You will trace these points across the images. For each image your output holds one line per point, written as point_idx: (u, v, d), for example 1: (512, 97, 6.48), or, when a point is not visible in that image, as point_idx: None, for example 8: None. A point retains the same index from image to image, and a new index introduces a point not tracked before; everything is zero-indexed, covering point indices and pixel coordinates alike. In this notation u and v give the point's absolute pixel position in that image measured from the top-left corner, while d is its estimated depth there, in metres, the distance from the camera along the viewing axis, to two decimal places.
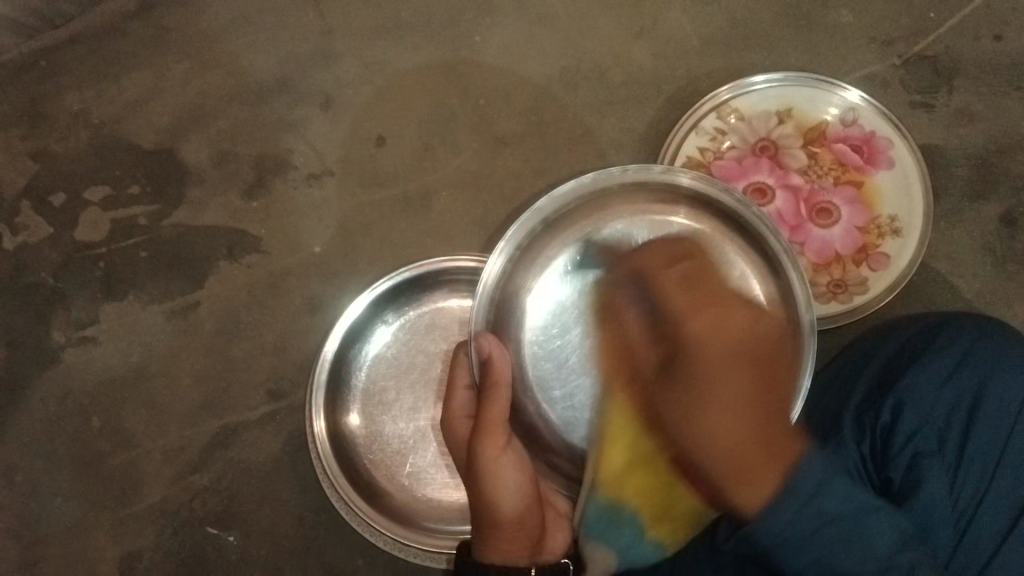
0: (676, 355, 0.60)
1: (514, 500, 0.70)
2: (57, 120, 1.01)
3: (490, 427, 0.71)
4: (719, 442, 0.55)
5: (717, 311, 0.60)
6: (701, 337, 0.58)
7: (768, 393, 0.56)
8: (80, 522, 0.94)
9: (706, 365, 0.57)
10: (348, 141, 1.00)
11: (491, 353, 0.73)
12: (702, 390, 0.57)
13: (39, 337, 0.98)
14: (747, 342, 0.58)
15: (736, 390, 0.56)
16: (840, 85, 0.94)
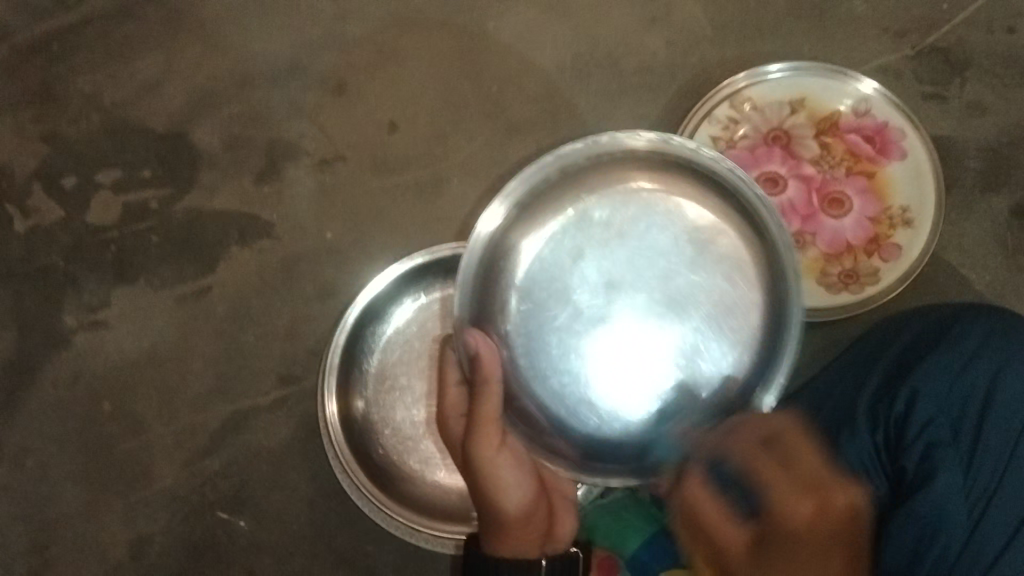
0: (773, 545, 0.59)
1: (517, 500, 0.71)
2: (67, 103, 1.01)
3: (483, 427, 0.71)
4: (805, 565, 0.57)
5: (813, 501, 0.60)
6: (795, 534, 0.59)
7: (832, 561, 0.57)
8: (91, 505, 0.95)
9: (801, 560, 0.57)
10: (361, 127, 1.00)
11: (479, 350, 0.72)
12: (785, 567, 0.57)
13: (50, 321, 0.98)
14: (825, 517, 0.59)
15: (817, 566, 0.57)
16: (853, 75, 0.94)
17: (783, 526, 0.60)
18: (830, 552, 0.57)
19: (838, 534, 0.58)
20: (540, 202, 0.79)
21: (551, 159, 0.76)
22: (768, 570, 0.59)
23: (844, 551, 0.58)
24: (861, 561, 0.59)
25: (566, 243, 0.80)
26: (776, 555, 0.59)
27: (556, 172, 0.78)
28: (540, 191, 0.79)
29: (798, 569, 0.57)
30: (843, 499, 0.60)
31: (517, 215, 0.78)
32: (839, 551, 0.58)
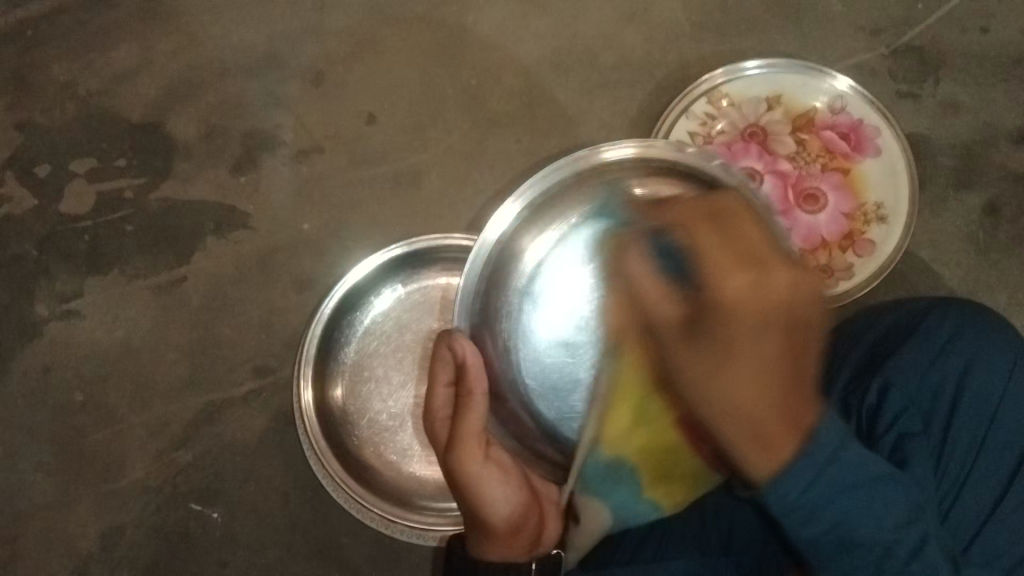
0: (707, 328, 0.54)
1: (505, 508, 0.72)
2: (42, 92, 1.00)
3: (467, 440, 0.73)
4: (750, 409, 0.52)
5: (746, 272, 0.52)
6: (723, 307, 0.52)
7: (796, 388, 0.52)
8: (61, 496, 0.94)
9: (741, 343, 0.52)
10: (338, 118, 0.99)
11: (465, 358, 0.74)
12: (725, 357, 0.53)
13: (21, 310, 0.97)
14: (770, 311, 0.51)
15: (773, 368, 0.51)
16: (830, 73, 0.95)
17: (718, 295, 0.53)
18: (722, 340, 0.53)
19: (773, 313, 0.51)
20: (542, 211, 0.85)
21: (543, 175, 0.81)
22: (702, 393, 0.55)
23: (788, 332, 0.51)
24: (802, 353, 0.52)
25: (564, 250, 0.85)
26: (704, 340, 0.54)
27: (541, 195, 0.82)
28: (544, 199, 0.84)
29: (749, 418, 0.52)
30: (798, 293, 0.51)
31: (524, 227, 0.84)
32: (784, 327, 0.51)
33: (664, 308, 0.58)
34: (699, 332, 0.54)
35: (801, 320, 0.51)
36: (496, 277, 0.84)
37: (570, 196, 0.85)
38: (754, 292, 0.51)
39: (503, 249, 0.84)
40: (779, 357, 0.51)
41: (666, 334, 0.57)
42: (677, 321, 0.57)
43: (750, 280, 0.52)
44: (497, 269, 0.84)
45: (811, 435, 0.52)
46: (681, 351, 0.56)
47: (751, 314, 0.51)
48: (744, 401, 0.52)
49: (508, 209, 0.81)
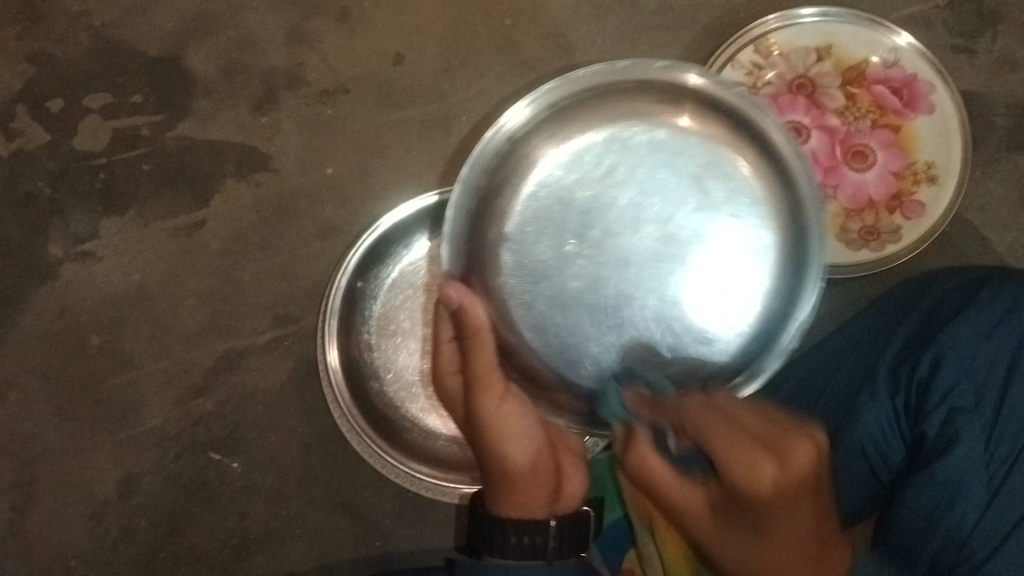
0: (745, 506, 0.57)
1: (523, 455, 0.69)
2: (56, 20, 0.95)
3: (481, 379, 0.69)
4: (749, 570, 0.57)
5: (773, 458, 0.55)
6: (764, 501, 0.55)
7: (814, 538, 0.55)
8: (76, 442, 0.91)
9: (772, 514, 0.55)
10: (365, 57, 0.94)
11: (462, 302, 0.68)
12: (762, 540, 0.56)
13: (34, 249, 0.93)
14: (784, 488, 0.55)
15: (797, 549, 0.55)
16: (886, 26, 0.90)
17: (756, 507, 0.56)
18: (753, 456, 0.55)
19: (806, 490, 0.55)
20: (574, 114, 0.74)
21: (580, 74, 0.72)
22: (715, 547, 0.60)
23: (817, 495, 0.55)
24: (825, 498, 0.56)
25: (591, 174, 0.74)
26: (735, 526, 0.58)
27: (555, 104, 0.74)
28: (569, 102, 0.74)
29: (737, 539, 0.58)
30: (802, 462, 0.55)
31: (530, 134, 0.74)
32: (815, 493, 0.55)
33: (675, 495, 0.62)
34: (720, 517, 0.60)
35: (784, 541, 0.55)
36: (484, 197, 0.74)
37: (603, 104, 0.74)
38: (779, 479, 0.55)
39: (502, 151, 0.73)
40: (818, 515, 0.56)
41: (694, 524, 0.61)
42: (704, 506, 0.61)
43: (775, 462, 0.55)
44: (486, 192, 0.74)
45: (851, 572, 0.55)
46: (703, 533, 0.61)
47: (784, 497, 0.55)
48: (751, 568, 0.57)
49: (515, 114, 0.72)
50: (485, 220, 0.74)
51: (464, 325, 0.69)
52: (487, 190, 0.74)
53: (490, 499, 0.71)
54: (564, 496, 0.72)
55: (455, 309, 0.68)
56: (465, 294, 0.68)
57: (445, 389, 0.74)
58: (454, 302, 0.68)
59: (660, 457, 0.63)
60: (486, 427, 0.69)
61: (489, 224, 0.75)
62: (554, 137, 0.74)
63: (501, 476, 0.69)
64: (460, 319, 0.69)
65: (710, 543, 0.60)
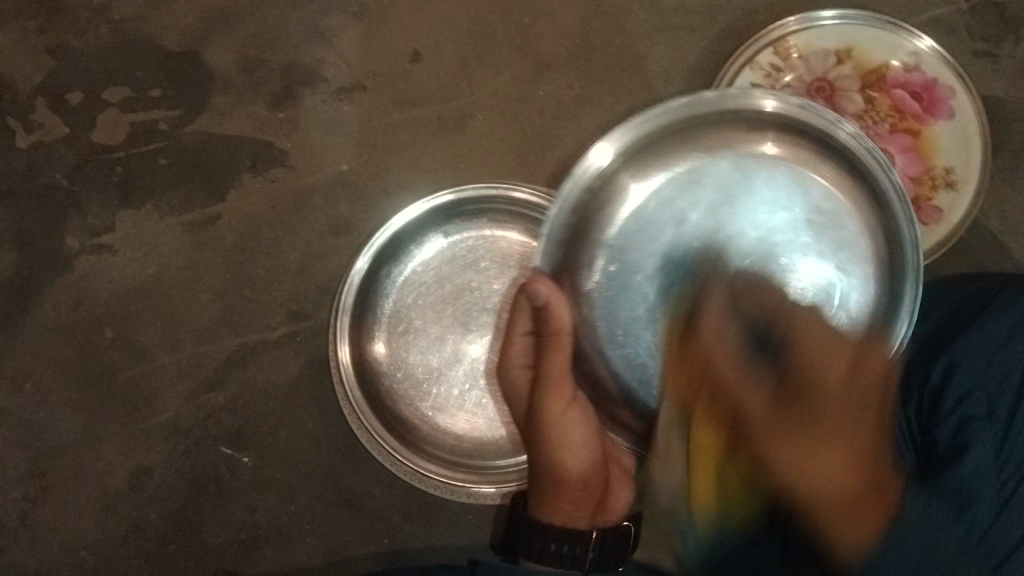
0: (803, 395, 0.51)
1: (581, 467, 0.70)
2: (77, 14, 0.96)
3: (552, 382, 0.69)
4: (820, 488, 0.49)
5: (847, 355, 0.51)
6: (831, 387, 0.50)
7: (879, 431, 0.50)
8: (90, 433, 0.92)
9: (833, 408, 0.50)
10: (382, 54, 0.95)
11: (548, 301, 0.66)
12: (810, 432, 0.50)
13: (51, 242, 0.94)
14: (857, 385, 0.50)
15: (853, 449, 0.49)
16: (907, 29, 0.89)
17: (813, 374, 0.51)
18: (786, 415, 0.52)
19: (867, 396, 0.50)
20: (666, 148, 0.76)
21: (669, 110, 0.73)
22: (793, 478, 0.50)
23: (879, 418, 0.50)
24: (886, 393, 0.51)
25: (670, 204, 0.76)
26: (791, 423, 0.51)
27: (655, 134, 0.75)
28: (656, 138, 0.75)
29: (802, 466, 0.50)
30: (866, 415, 0.50)
31: (619, 169, 0.75)
32: (878, 410, 0.50)
33: (752, 400, 0.55)
34: (798, 391, 0.52)
35: (852, 442, 0.49)
36: (576, 226, 0.75)
37: (696, 128, 0.75)
38: (853, 377, 0.50)
39: (593, 187, 0.75)
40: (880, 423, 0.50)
41: (753, 426, 0.54)
42: (765, 396, 0.54)
43: (849, 364, 0.50)
44: (582, 215, 0.75)
45: (899, 522, 0.49)
46: (767, 439, 0.52)
47: (855, 398, 0.49)
48: (787, 448, 0.51)
49: (600, 150, 0.73)
50: (578, 242, 0.75)
51: (547, 323, 0.68)
52: (581, 223, 0.75)
53: (532, 504, 0.73)
54: (607, 509, 0.75)
55: (540, 306, 0.67)
56: (551, 292, 0.67)
57: (506, 386, 0.74)
58: (540, 300, 0.66)
59: (745, 358, 0.57)
60: (547, 431, 0.69)
61: (586, 244, 0.76)
62: (638, 172, 0.76)
63: (552, 483, 0.70)
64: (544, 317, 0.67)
65: (777, 460, 0.51)
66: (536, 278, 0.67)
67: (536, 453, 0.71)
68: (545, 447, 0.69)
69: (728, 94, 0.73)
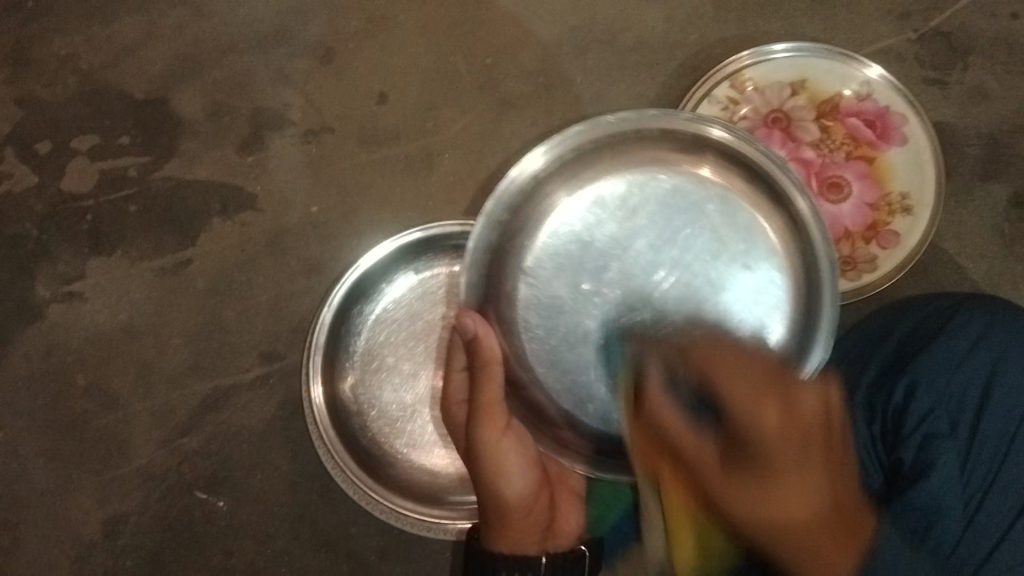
0: (746, 456, 0.51)
1: (520, 492, 0.73)
2: (44, 65, 0.97)
3: (488, 409, 0.71)
4: (770, 526, 0.49)
5: (755, 376, 0.53)
6: (772, 448, 0.49)
7: (818, 458, 0.50)
8: (63, 482, 0.92)
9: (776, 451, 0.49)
10: (348, 97, 0.96)
11: (475, 333, 0.69)
12: (769, 473, 0.49)
13: (22, 292, 0.94)
14: (792, 429, 0.49)
15: (809, 480, 0.49)
16: (858, 59, 0.92)
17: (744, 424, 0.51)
18: (761, 394, 0.50)
19: (804, 434, 0.50)
20: (571, 173, 0.76)
21: (573, 134, 0.74)
22: (753, 531, 0.50)
23: (830, 446, 0.50)
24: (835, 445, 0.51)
25: (591, 228, 0.76)
26: (739, 474, 0.51)
27: (535, 176, 0.75)
28: (572, 161, 0.76)
29: (778, 537, 0.49)
30: (806, 412, 0.50)
31: (526, 206, 0.75)
32: (825, 439, 0.50)
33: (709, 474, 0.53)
34: (747, 455, 0.51)
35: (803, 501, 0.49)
36: (496, 259, 0.75)
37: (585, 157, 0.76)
38: (786, 418, 0.50)
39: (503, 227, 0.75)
40: (832, 463, 0.51)
41: (706, 474, 0.53)
42: (720, 458, 0.53)
43: (779, 403, 0.50)
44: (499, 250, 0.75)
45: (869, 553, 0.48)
46: (717, 487, 0.52)
47: (792, 441, 0.49)
48: (746, 495, 0.50)
49: (500, 194, 0.73)
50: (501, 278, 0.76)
51: (475, 356, 0.70)
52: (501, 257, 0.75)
53: (485, 536, 0.74)
54: (556, 532, 0.77)
55: (469, 339, 0.70)
56: (479, 325, 0.70)
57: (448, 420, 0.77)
58: (469, 334, 0.69)
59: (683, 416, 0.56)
60: (484, 458, 0.72)
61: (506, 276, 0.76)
62: (548, 202, 0.76)
63: (496, 511, 0.73)
64: (474, 350, 0.70)
65: (732, 509, 0.51)
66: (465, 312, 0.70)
67: (479, 482, 0.74)
68: (483, 475, 0.72)
69: (622, 117, 0.73)
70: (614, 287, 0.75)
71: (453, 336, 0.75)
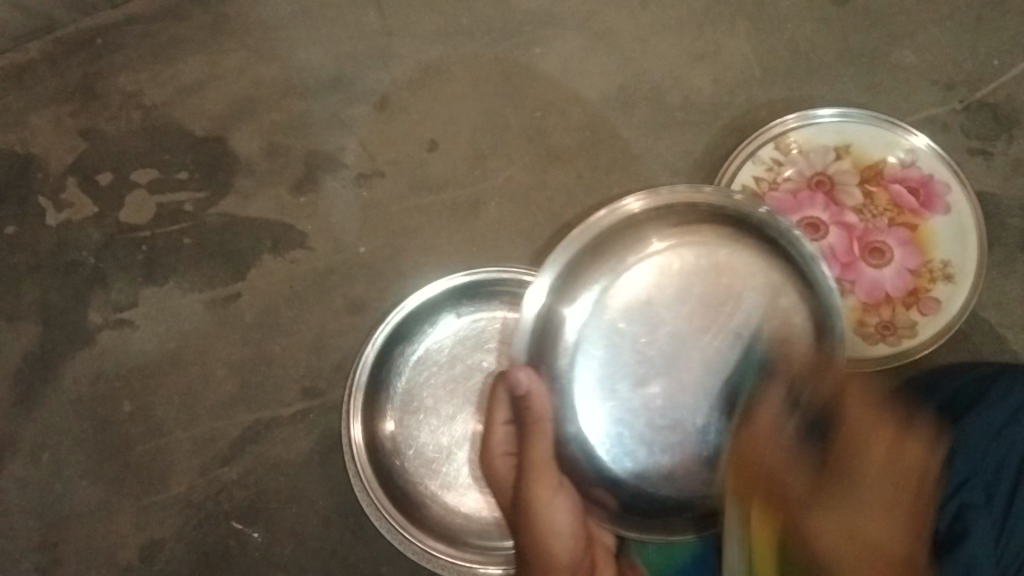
0: (799, 544, 0.53)
1: (567, 547, 0.73)
2: (109, 100, 1.01)
3: (536, 470, 0.72)
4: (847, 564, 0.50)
5: (880, 519, 0.52)
6: (869, 463, 0.55)
7: (879, 554, 0.50)
8: (103, 505, 0.94)
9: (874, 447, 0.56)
10: (400, 142, 0.99)
11: (528, 390, 0.71)
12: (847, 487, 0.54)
13: (75, 317, 0.97)
14: (865, 554, 0.50)
15: (885, 512, 0.52)
16: (904, 128, 0.93)
17: (857, 455, 0.56)
18: (825, 502, 0.54)
19: (897, 496, 0.53)
20: (602, 252, 0.80)
21: (585, 228, 0.78)
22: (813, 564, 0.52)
23: (916, 502, 0.53)
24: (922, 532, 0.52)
25: (624, 304, 0.79)
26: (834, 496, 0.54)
27: (578, 253, 0.79)
28: (598, 242, 0.80)
29: (834, 565, 0.51)
30: (906, 482, 0.54)
31: (566, 285, 0.79)
32: (910, 502, 0.53)
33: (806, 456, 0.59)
34: (803, 512, 0.54)
35: (916, 508, 0.53)
36: (543, 337, 0.79)
37: (609, 242, 0.80)
38: (847, 541, 0.51)
39: (551, 306, 0.79)
40: (906, 539, 0.51)
41: (784, 510, 0.55)
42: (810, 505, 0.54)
43: (839, 517, 0.52)
44: (543, 330, 0.79)
45: None
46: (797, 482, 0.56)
47: (868, 559, 0.50)
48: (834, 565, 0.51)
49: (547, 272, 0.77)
50: (549, 353, 0.79)
51: (525, 412, 0.72)
52: (545, 341, 0.79)
53: None
54: None
55: (518, 395, 0.72)
56: (531, 383, 0.72)
57: (489, 472, 0.77)
58: (521, 390, 0.71)
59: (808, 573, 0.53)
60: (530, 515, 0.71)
61: (555, 351, 0.79)
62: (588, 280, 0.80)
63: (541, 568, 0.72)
64: (523, 406, 0.72)
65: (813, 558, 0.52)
66: (515, 368, 0.72)
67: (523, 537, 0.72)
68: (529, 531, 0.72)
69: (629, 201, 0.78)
70: (655, 359, 0.78)
71: (497, 388, 0.75)
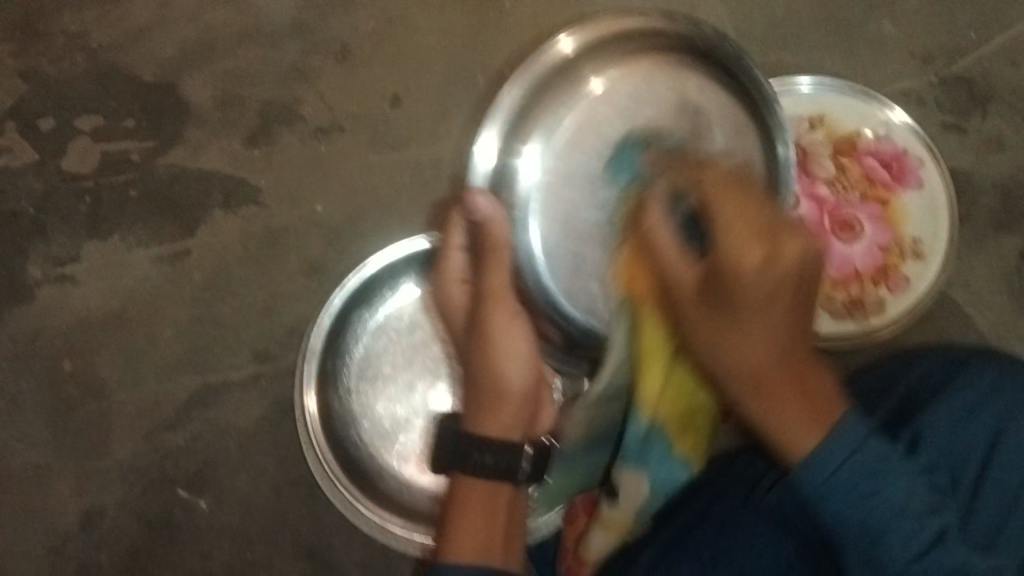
0: (714, 283, 0.58)
1: (521, 381, 0.68)
2: (52, 41, 0.95)
3: (494, 295, 0.70)
4: (744, 367, 0.56)
5: (756, 238, 0.56)
6: (741, 275, 0.56)
7: (780, 307, 0.56)
8: (42, 469, 0.90)
9: (747, 302, 0.56)
10: (361, 96, 0.94)
11: (488, 214, 0.69)
12: (731, 326, 0.57)
13: (12, 272, 0.92)
14: (781, 276, 0.56)
15: (775, 324, 0.56)
16: (879, 99, 0.92)
17: (732, 263, 0.56)
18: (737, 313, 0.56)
19: (788, 285, 0.56)
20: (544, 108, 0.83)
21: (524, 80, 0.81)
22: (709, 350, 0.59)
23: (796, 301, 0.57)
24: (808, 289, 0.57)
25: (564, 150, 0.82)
26: (710, 304, 0.58)
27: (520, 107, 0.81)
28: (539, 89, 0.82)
29: (732, 352, 0.57)
30: (799, 247, 0.56)
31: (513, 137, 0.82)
32: (792, 297, 0.56)
33: (672, 266, 0.62)
34: (714, 277, 0.58)
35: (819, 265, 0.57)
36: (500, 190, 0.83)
37: (549, 97, 0.83)
38: (768, 256, 0.55)
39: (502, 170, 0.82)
40: (801, 302, 0.57)
41: (681, 294, 0.61)
42: (694, 280, 0.60)
43: (763, 244, 0.55)
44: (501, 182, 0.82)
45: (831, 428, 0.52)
46: (689, 310, 0.60)
47: (770, 279, 0.55)
48: (743, 347, 0.56)
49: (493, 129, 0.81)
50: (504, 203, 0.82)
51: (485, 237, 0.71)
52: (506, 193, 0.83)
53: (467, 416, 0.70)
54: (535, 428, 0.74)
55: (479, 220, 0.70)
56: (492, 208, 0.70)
57: (443, 296, 0.75)
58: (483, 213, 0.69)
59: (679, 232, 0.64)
60: (485, 347, 0.69)
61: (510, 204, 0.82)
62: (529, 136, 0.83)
63: (491, 398, 0.67)
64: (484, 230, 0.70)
65: (702, 340, 0.59)
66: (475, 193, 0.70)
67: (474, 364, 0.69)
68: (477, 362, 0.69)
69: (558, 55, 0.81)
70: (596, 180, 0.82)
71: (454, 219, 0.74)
